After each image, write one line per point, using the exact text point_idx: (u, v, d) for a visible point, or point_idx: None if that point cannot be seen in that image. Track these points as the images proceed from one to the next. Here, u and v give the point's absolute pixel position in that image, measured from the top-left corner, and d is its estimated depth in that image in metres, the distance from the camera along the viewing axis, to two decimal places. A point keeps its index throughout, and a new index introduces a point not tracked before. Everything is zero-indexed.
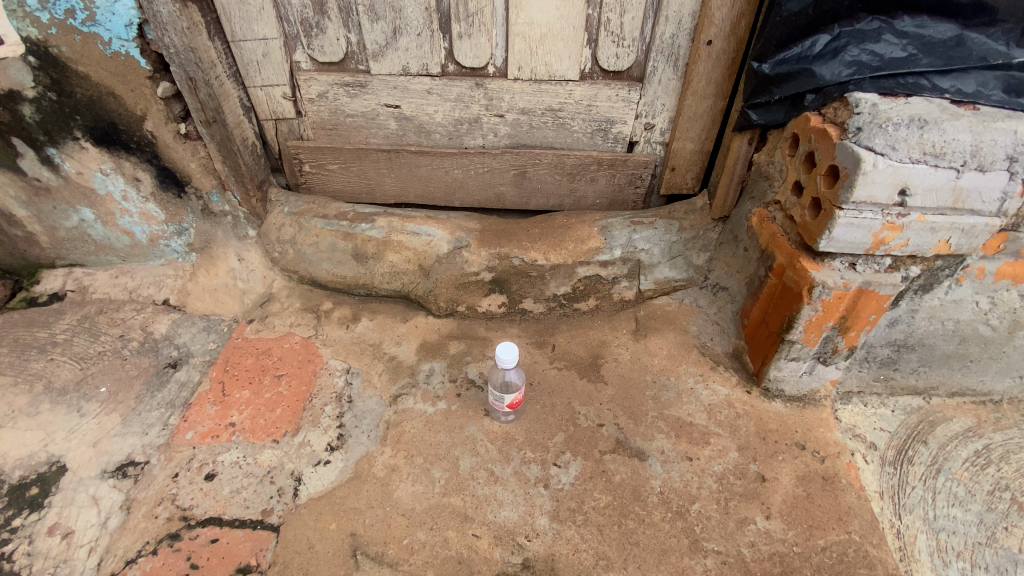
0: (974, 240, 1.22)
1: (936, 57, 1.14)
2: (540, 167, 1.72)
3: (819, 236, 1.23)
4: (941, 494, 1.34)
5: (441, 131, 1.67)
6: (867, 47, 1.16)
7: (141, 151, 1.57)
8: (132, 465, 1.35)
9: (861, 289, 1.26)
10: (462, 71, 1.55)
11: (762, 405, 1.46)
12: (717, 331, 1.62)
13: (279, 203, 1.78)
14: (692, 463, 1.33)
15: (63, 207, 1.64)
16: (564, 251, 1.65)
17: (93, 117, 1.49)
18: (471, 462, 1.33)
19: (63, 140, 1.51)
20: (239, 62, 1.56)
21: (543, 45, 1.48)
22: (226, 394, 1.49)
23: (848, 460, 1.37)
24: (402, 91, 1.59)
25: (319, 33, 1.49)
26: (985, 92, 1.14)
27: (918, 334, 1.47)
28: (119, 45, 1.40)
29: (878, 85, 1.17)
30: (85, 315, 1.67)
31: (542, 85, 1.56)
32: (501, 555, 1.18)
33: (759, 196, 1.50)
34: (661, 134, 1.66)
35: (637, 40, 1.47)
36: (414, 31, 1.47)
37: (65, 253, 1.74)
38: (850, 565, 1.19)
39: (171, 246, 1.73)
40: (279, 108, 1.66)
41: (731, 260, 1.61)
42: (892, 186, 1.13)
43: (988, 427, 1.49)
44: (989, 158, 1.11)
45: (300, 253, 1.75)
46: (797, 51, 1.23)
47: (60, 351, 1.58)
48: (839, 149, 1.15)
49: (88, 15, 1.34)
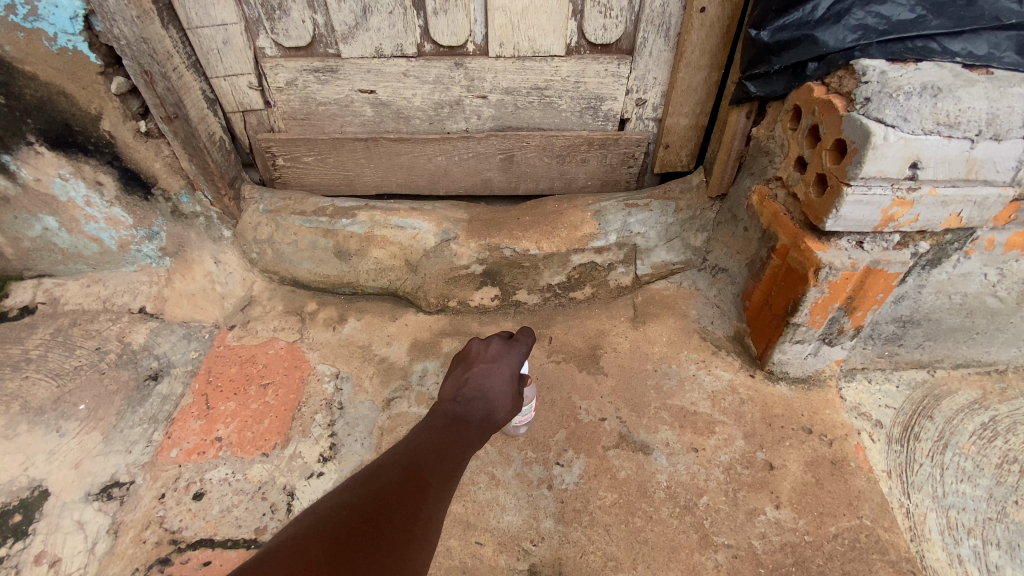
0: (986, 212, 1.17)
1: (946, 17, 1.04)
2: (528, 149, 1.63)
3: (826, 215, 1.16)
4: (949, 470, 1.32)
5: (420, 116, 1.57)
6: (872, 9, 1.06)
7: (100, 153, 1.46)
8: (117, 486, 1.29)
9: (869, 268, 1.21)
10: (439, 51, 1.45)
11: (766, 389, 1.42)
12: (718, 314, 1.57)
13: (254, 201, 1.68)
14: (698, 455, 1.29)
15: (24, 216, 1.54)
16: (557, 239, 1.59)
17: (44, 119, 1.38)
18: (470, 466, 1.29)
19: (16, 146, 1.41)
20: (198, 50, 1.45)
21: (526, 19, 1.38)
22: (211, 407, 1.42)
23: (856, 441, 1.34)
24: (377, 75, 1.49)
25: (282, 15, 1.38)
26: (998, 55, 1.06)
27: (924, 309, 1.43)
28: (66, 40, 1.29)
29: (886, 51, 1.09)
30: (58, 328, 1.59)
31: (526, 63, 1.47)
32: (507, 561, 1.14)
33: (759, 171, 1.43)
34: (653, 110, 1.58)
35: (625, 10, 1.38)
36: (385, 10, 1.37)
37: (32, 263, 1.65)
38: (864, 552, 1.16)
39: (143, 251, 1.64)
40: (246, 99, 1.55)
41: (730, 240, 1.55)
42: (903, 159, 1.06)
43: (994, 398, 1.47)
44: (1005, 127, 1.04)
45: (279, 253, 1.67)
46: (798, 15, 1.13)
47: (34, 368, 1.50)
48: (846, 122, 1.08)
49: (29, 9, 1.23)
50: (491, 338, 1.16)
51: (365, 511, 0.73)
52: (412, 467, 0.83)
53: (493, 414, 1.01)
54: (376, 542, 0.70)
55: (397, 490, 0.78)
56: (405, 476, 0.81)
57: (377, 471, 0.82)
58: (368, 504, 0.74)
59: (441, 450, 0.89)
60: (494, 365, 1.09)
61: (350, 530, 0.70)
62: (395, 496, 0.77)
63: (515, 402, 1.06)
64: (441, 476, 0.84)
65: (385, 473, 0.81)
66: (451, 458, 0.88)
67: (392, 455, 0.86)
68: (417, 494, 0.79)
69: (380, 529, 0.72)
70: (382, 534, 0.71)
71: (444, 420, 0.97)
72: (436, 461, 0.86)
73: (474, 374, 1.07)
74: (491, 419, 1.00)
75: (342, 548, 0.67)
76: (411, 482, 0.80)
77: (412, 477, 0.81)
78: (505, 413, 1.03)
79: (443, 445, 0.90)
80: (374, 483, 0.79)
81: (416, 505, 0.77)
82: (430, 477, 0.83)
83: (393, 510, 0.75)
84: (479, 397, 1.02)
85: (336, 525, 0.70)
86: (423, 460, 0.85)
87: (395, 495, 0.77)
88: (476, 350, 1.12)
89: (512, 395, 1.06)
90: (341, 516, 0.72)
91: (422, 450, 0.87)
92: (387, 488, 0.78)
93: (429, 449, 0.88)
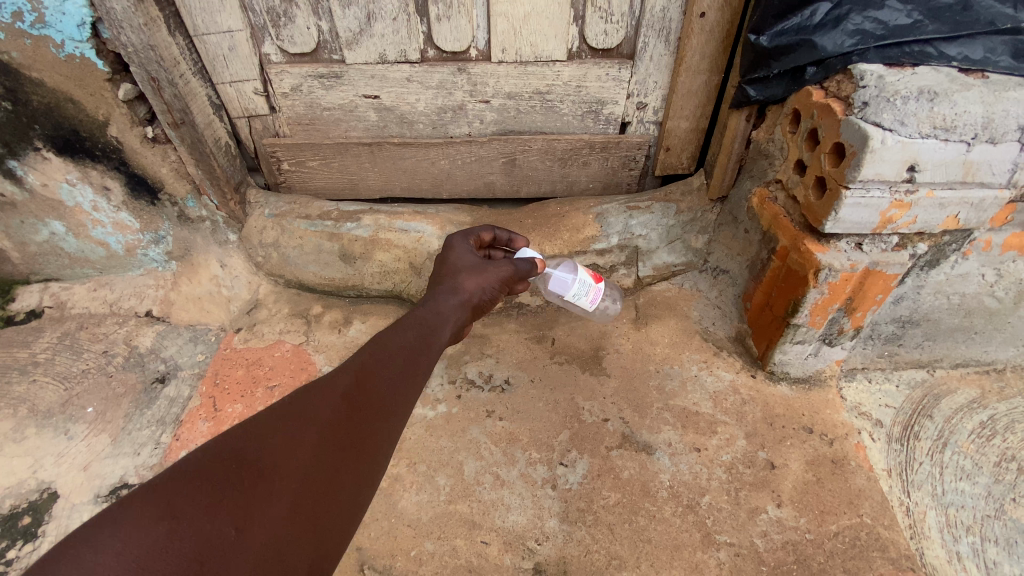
0: (982, 214, 1.19)
1: (942, 22, 1.06)
2: (530, 153, 1.64)
3: (825, 217, 1.18)
4: (948, 468, 1.33)
5: (424, 120, 1.59)
6: (870, 14, 1.08)
7: (107, 159, 1.48)
8: (126, 487, 1.30)
9: (868, 270, 1.23)
10: (443, 56, 1.47)
11: (767, 389, 1.44)
12: (719, 316, 1.58)
13: (259, 205, 1.70)
14: (701, 454, 1.31)
15: (31, 221, 1.56)
16: (559, 241, 1.62)
17: (52, 126, 1.40)
18: (475, 466, 1.30)
19: (24, 152, 1.43)
20: (204, 57, 1.47)
21: (528, 25, 1.40)
22: (217, 409, 1.44)
23: (856, 440, 1.35)
24: (381, 80, 1.51)
25: (287, 22, 1.39)
26: (993, 59, 1.08)
27: (923, 310, 1.44)
28: (74, 47, 1.29)
29: (883, 55, 1.10)
30: (65, 332, 1.61)
31: (528, 68, 1.48)
32: (513, 560, 1.16)
33: (759, 174, 1.45)
34: (654, 114, 1.60)
35: (626, 15, 1.40)
36: (389, 16, 1.39)
37: (39, 268, 1.66)
38: (864, 549, 1.17)
39: (149, 255, 1.65)
40: (251, 104, 1.57)
41: (731, 242, 1.57)
42: (901, 162, 1.08)
43: (992, 397, 1.48)
44: (1001, 130, 1.06)
45: (284, 256, 1.68)
46: (797, 21, 1.15)
47: (42, 372, 1.52)
48: (844, 126, 1.10)
49: (36, 16, 1.24)
50: (469, 232, 1.22)
51: (298, 441, 0.66)
52: (367, 389, 0.76)
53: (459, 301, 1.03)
54: (301, 478, 0.64)
55: (344, 420, 0.71)
56: (358, 401, 0.73)
57: (330, 382, 0.74)
58: (308, 434, 0.67)
59: (405, 369, 0.81)
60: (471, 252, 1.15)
61: (274, 463, 0.63)
62: (340, 429, 0.70)
63: (486, 279, 1.09)
64: (397, 408, 0.77)
65: (335, 392, 0.72)
66: (409, 377, 0.82)
67: (354, 356, 0.79)
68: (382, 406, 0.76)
69: (311, 467, 0.65)
70: (311, 473, 0.65)
71: (410, 317, 0.92)
72: (395, 386, 0.79)
73: (449, 257, 1.13)
74: (458, 290, 1.04)
75: (261, 480, 0.61)
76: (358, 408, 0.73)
77: (364, 404, 0.74)
78: (474, 286, 1.07)
79: (402, 358, 0.83)
80: (322, 405, 0.70)
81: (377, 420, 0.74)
82: (385, 407, 0.76)
83: (333, 446, 0.68)
84: (450, 275, 1.09)
85: (264, 454, 0.63)
86: (393, 368, 0.80)
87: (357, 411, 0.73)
88: (455, 238, 1.18)
89: (483, 272, 1.09)
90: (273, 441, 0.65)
91: (384, 360, 0.80)
92: (332, 416, 0.70)
93: (391, 366, 0.80)
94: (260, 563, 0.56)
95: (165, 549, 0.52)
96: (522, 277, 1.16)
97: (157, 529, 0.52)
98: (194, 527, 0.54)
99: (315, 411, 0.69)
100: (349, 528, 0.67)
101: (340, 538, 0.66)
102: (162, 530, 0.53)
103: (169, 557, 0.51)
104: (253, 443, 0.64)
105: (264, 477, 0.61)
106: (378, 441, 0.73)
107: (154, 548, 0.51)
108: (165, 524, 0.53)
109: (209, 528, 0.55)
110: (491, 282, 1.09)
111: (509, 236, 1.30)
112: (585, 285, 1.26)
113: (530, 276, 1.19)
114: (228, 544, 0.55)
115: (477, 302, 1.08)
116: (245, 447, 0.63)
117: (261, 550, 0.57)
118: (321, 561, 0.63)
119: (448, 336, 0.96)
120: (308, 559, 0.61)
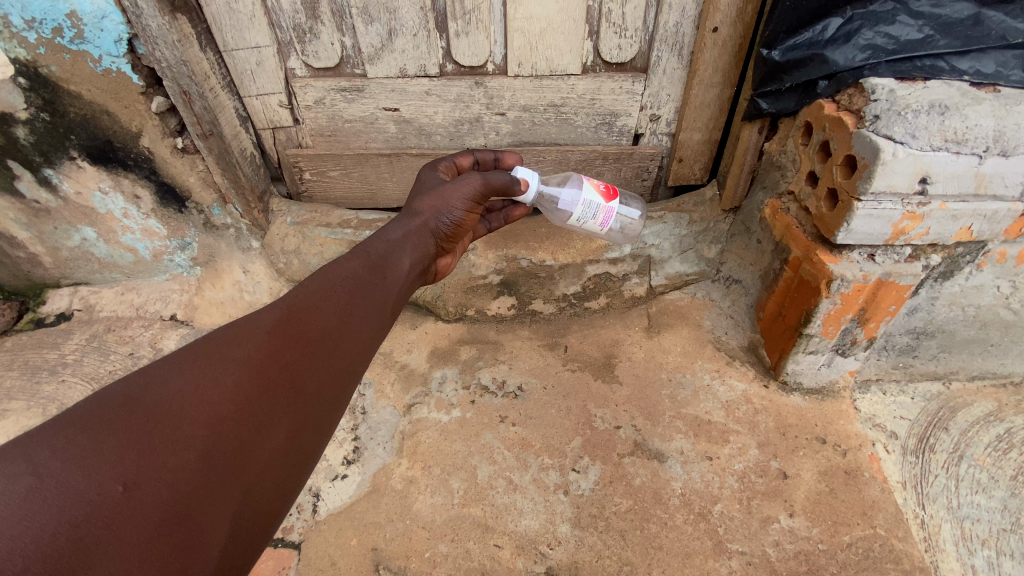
0: (996, 225, 1.20)
1: (954, 37, 1.07)
2: (544, 163, 1.66)
3: (837, 228, 1.19)
4: (964, 481, 1.32)
5: (441, 132, 1.63)
6: (881, 29, 1.10)
7: (139, 168, 1.54)
8: None
9: (881, 280, 1.24)
10: (461, 70, 1.51)
11: (780, 400, 1.44)
12: (732, 325, 1.60)
13: (282, 213, 1.76)
14: (713, 463, 1.31)
15: (63, 227, 1.62)
16: (573, 250, 1.65)
17: (87, 136, 1.46)
18: (488, 471, 1.32)
19: (60, 161, 1.49)
20: (232, 71, 1.53)
21: (543, 40, 1.44)
22: None
23: (869, 452, 1.35)
24: (401, 93, 1.55)
25: (312, 38, 1.45)
26: (1005, 73, 1.09)
27: (938, 321, 1.44)
28: (110, 61, 1.36)
29: (895, 69, 1.11)
30: (93, 334, 1.67)
31: (542, 82, 1.52)
32: (524, 564, 1.18)
33: (772, 185, 1.47)
34: (667, 125, 1.63)
35: (639, 30, 1.43)
36: (410, 31, 1.43)
37: (70, 272, 1.73)
38: (877, 561, 1.17)
39: (175, 260, 1.72)
40: (276, 117, 1.62)
41: (744, 252, 1.60)
42: (912, 174, 1.09)
43: (1009, 410, 1.47)
44: (1012, 143, 1.07)
45: (305, 263, 1.74)
46: (808, 35, 1.18)
47: (71, 372, 1.58)
48: (856, 138, 1.11)
49: (75, 32, 1.30)
50: (443, 160, 1.23)
51: (207, 389, 0.64)
52: (289, 332, 0.74)
53: (407, 232, 1.04)
54: (206, 424, 0.61)
55: (259, 364, 0.69)
56: (277, 344, 0.72)
57: (244, 328, 0.72)
58: (215, 379, 0.65)
59: (336, 312, 0.81)
60: (439, 179, 1.17)
61: (174, 409, 0.61)
62: (254, 374, 0.68)
63: (445, 200, 1.10)
64: (324, 350, 0.77)
65: (250, 337, 0.71)
66: (342, 317, 0.81)
67: (288, 294, 0.80)
68: (308, 349, 0.75)
69: (220, 413, 0.63)
70: (221, 421, 0.63)
71: (351, 256, 0.92)
72: (322, 328, 0.78)
73: (420, 186, 1.17)
74: (414, 215, 1.08)
75: (158, 425, 0.59)
76: (276, 355, 0.71)
77: (285, 348, 0.73)
78: (431, 208, 1.09)
79: (335, 295, 0.82)
80: (234, 351, 0.69)
81: (301, 367, 0.73)
82: (310, 350, 0.75)
83: (247, 392, 0.66)
84: (411, 199, 1.12)
85: (161, 400, 0.61)
86: (323, 309, 0.80)
87: (277, 357, 0.71)
88: (426, 168, 1.21)
89: (442, 193, 1.10)
90: (173, 388, 0.62)
91: (310, 304, 0.79)
92: (245, 359, 0.69)
93: (318, 307, 0.79)
94: (155, 514, 0.54)
95: (34, 505, 0.49)
96: (500, 188, 1.13)
97: (25, 484, 0.50)
98: (71, 482, 0.52)
99: (223, 357, 0.68)
100: (270, 479, 0.65)
101: (263, 487, 0.64)
102: (29, 484, 0.50)
103: (40, 512, 0.49)
104: (149, 390, 0.61)
105: (160, 423, 0.59)
106: (302, 385, 0.72)
107: (20, 507, 0.48)
108: (34, 479, 0.51)
109: (91, 480, 0.52)
110: (450, 202, 1.10)
111: (494, 156, 1.27)
112: (590, 208, 1.23)
113: (514, 193, 1.16)
114: (116, 495, 0.53)
115: (438, 224, 1.10)
116: (139, 394, 0.60)
117: (157, 500, 0.55)
118: (238, 513, 0.61)
119: (403, 262, 0.99)
120: (221, 512, 0.59)
